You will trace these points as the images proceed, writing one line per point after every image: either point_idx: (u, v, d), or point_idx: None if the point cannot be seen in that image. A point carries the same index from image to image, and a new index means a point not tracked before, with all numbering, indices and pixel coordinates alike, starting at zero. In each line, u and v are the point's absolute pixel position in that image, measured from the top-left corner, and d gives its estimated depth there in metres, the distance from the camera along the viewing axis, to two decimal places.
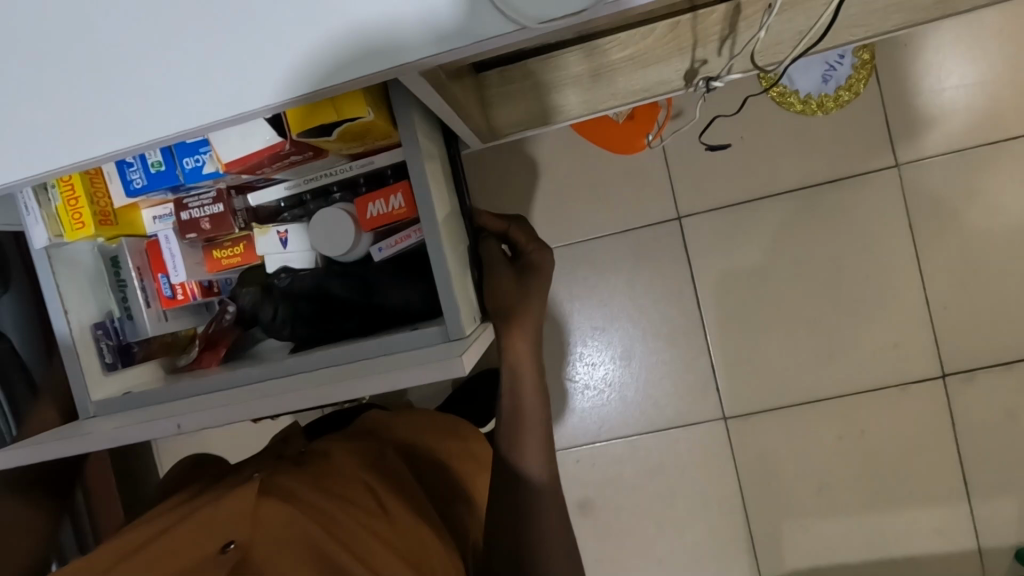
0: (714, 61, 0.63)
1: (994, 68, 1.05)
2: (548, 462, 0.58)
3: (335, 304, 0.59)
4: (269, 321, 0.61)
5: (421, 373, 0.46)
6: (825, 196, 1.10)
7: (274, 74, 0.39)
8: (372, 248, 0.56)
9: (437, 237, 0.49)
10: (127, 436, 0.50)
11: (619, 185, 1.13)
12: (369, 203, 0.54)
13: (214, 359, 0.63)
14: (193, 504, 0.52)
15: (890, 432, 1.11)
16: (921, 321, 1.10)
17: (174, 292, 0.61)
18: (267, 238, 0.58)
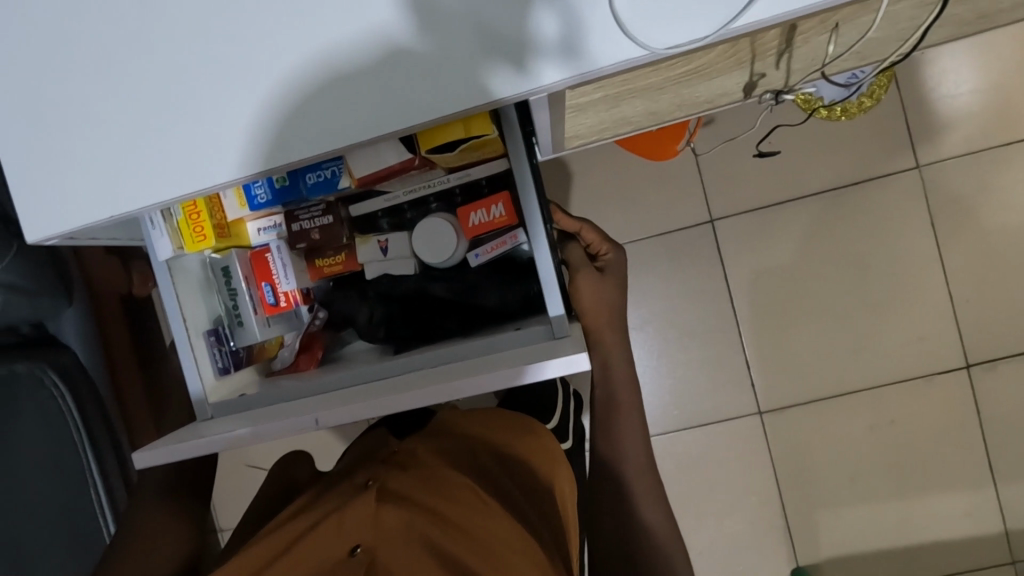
0: (772, 72, 0.69)
1: (1006, 73, 1.11)
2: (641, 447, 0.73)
3: (436, 304, 0.67)
4: (365, 324, 0.69)
5: (542, 365, 0.49)
6: (851, 197, 1.15)
7: (338, 90, 0.44)
8: (470, 254, 0.63)
9: (541, 244, 0.54)
10: (250, 438, 0.53)
11: (654, 191, 1.18)
12: (471, 213, 0.62)
13: (312, 362, 0.67)
14: (317, 510, 0.59)
15: (919, 421, 1.16)
16: (945, 314, 1.15)
17: (277, 299, 0.66)
18: (369, 247, 0.66)
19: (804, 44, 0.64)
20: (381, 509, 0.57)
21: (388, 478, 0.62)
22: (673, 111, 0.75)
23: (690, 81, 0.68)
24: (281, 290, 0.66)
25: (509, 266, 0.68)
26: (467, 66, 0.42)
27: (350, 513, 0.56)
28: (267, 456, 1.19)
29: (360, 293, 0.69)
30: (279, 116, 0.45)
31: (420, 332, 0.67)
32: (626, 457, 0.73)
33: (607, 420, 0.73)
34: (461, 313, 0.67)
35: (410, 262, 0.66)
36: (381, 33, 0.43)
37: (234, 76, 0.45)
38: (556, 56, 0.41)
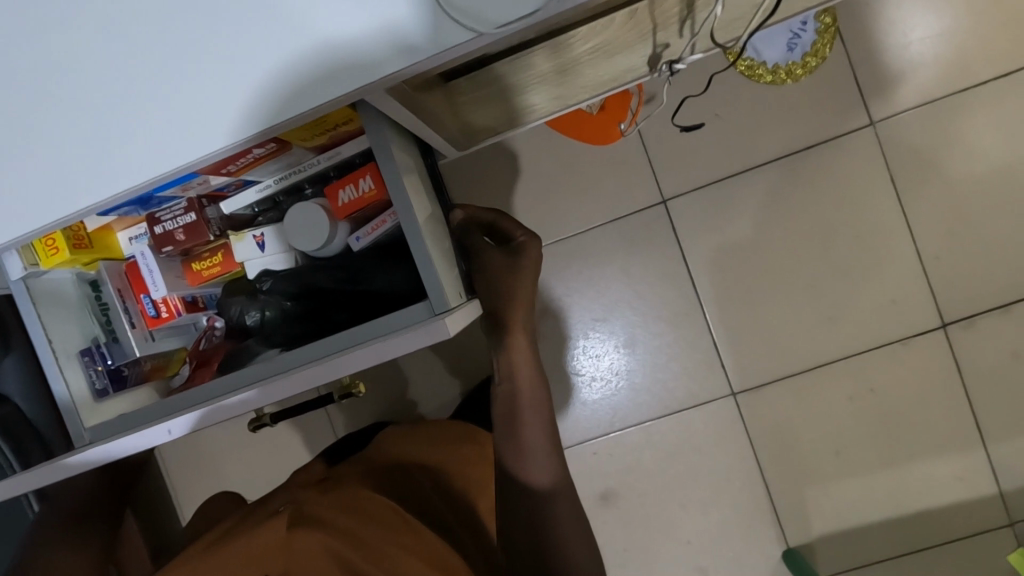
0: (676, 42, 0.64)
1: (953, 17, 1.06)
2: (553, 468, 0.60)
3: (320, 296, 0.58)
4: (259, 326, 0.60)
5: (407, 341, 0.47)
6: (804, 162, 1.11)
7: (314, 67, 0.42)
8: (349, 238, 0.56)
9: (411, 221, 0.49)
10: (123, 445, 0.51)
11: (601, 176, 1.14)
12: (339, 190, 0.54)
13: (208, 373, 0.60)
14: (228, 536, 0.57)
15: (899, 386, 1.12)
16: (915, 273, 1.11)
17: (158, 311, 0.60)
18: (245, 244, 0.58)
19: (703, 9, 0.60)
20: (293, 534, 0.54)
21: (306, 499, 0.59)
22: (583, 93, 0.71)
23: (592, 59, 0.64)
24: (160, 299, 0.60)
25: (401, 248, 0.59)
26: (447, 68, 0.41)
27: (256, 536, 0.54)
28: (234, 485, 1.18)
29: (251, 296, 0.60)
30: (255, 120, 0.43)
31: (299, 336, 0.60)
32: (533, 470, 0.59)
33: (512, 426, 0.59)
34: (353, 303, 0.58)
35: (291, 253, 0.59)
36: (387, 29, 0.41)
37: (219, 81, 0.43)
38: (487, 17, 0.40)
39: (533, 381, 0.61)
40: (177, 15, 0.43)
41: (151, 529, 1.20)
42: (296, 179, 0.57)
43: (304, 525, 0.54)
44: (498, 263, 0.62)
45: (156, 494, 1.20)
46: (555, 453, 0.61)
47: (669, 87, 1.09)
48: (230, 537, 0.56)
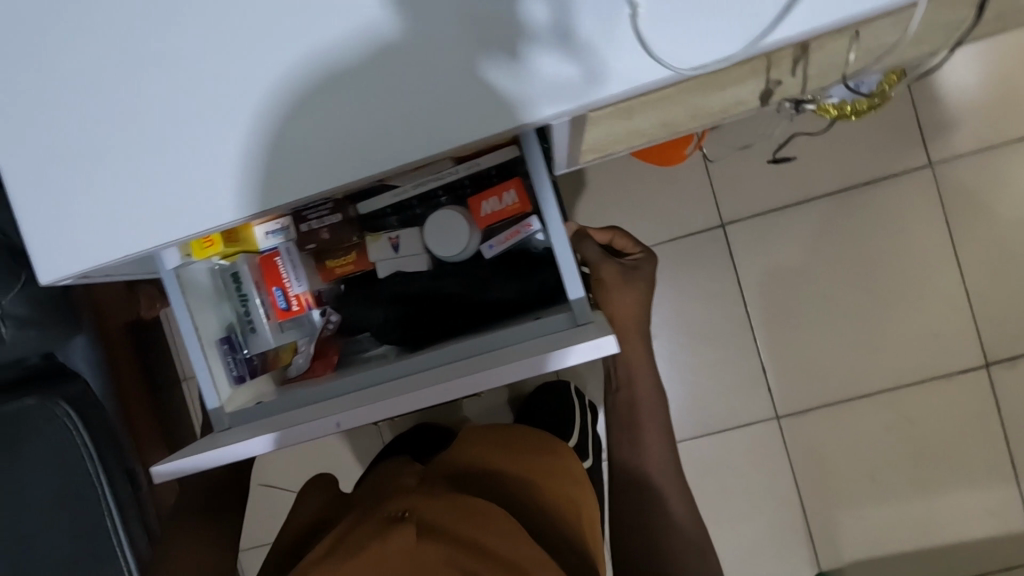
0: (789, 82, 0.66)
1: (1016, 68, 1.10)
2: (665, 459, 0.70)
3: (446, 301, 0.60)
4: (378, 324, 0.62)
5: (569, 353, 0.48)
6: (861, 196, 1.14)
7: (364, 85, 0.43)
8: (484, 246, 0.58)
9: (561, 234, 0.51)
10: (265, 444, 0.52)
11: (662, 197, 1.16)
12: (483, 201, 0.57)
13: (326, 366, 0.63)
14: (347, 540, 0.59)
15: (939, 420, 1.15)
16: (962, 311, 1.14)
17: (288, 304, 0.61)
18: (380, 245, 0.61)
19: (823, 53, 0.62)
20: (420, 541, 0.56)
21: (424, 507, 0.61)
22: (690, 123, 0.70)
23: (704, 90, 0.62)
24: (292, 294, 0.61)
25: (527, 260, 0.61)
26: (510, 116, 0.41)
27: (388, 541, 0.56)
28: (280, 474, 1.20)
29: (365, 295, 0.62)
30: (277, 138, 0.44)
31: (416, 335, 0.61)
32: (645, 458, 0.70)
33: (630, 424, 0.70)
34: (476, 310, 0.60)
35: (423, 257, 0.60)
36: (367, 31, 0.42)
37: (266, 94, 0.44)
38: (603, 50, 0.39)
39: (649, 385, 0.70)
40: (162, 31, 0.44)
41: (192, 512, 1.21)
42: (430, 188, 0.59)
43: (428, 534, 0.57)
44: (609, 275, 0.65)
45: None
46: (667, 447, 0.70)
47: (787, 123, 1.11)
48: (353, 538, 0.58)
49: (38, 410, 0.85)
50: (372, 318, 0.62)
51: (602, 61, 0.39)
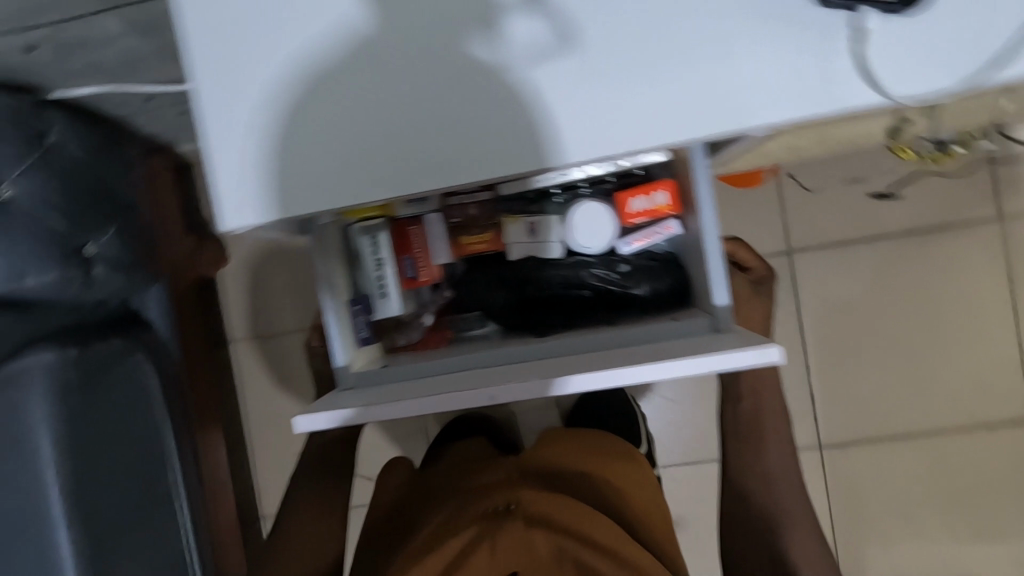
0: (920, 122, 0.67)
1: None
2: (788, 475, 0.75)
3: (572, 291, 0.62)
4: (497, 306, 0.65)
5: (729, 359, 0.47)
6: (927, 240, 1.16)
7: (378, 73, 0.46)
8: (620, 243, 0.58)
9: (715, 240, 0.53)
10: (398, 412, 0.51)
11: (733, 217, 1.18)
12: (632, 199, 0.57)
13: (442, 340, 0.65)
14: (461, 523, 0.63)
15: (977, 468, 1.17)
16: (1013, 364, 1.15)
17: (415, 274, 0.62)
18: (517, 227, 0.62)
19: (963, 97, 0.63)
20: (532, 533, 0.60)
21: (525, 500, 0.64)
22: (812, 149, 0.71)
23: (842, 120, 0.64)
24: (421, 264, 0.61)
25: (660, 263, 0.62)
26: (512, 103, 0.45)
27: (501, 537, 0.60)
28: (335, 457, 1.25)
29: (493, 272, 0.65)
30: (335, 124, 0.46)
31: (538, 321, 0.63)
32: (769, 471, 0.75)
33: (754, 438, 0.77)
34: (600, 303, 0.62)
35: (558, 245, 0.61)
36: (349, 27, 0.46)
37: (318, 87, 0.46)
38: (584, 47, 0.44)
39: (774, 404, 0.78)
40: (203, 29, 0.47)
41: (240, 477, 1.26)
42: (575, 178, 0.61)
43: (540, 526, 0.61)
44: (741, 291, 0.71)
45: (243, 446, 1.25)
46: (791, 463, 0.76)
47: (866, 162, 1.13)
48: (470, 520, 0.62)
49: (116, 363, 0.84)
50: (491, 294, 0.65)
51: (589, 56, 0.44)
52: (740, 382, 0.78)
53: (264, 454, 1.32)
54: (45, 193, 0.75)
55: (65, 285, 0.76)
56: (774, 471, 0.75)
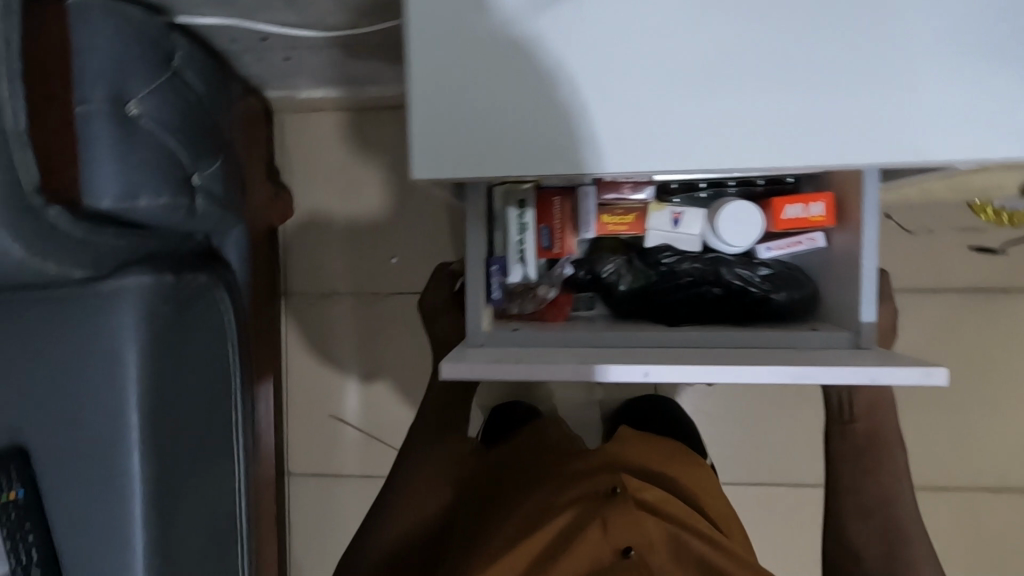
0: None
1: None
2: (904, 493, 0.80)
3: (702, 289, 0.64)
4: (625, 292, 0.67)
5: (890, 375, 0.47)
6: (996, 301, 1.16)
7: (560, 52, 0.51)
8: (763, 247, 0.62)
9: (870, 259, 0.54)
10: (538, 373, 0.50)
11: None
12: (787, 205, 0.59)
13: (562, 314, 0.66)
14: (567, 505, 0.70)
15: (1005, 530, 1.18)
16: None
17: (551, 244, 0.64)
18: (661, 215, 0.63)
19: None
20: (642, 516, 0.66)
21: (632, 485, 0.71)
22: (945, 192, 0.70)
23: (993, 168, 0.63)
24: (557, 235, 0.63)
25: (795, 276, 0.64)
26: (680, 95, 0.50)
27: (613, 513, 0.66)
28: (393, 421, 1.31)
29: (625, 257, 0.67)
30: (535, 100, 0.51)
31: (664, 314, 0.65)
32: (888, 490, 0.80)
33: (873, 458, 0.81)
34: (726, 304, 0.64)
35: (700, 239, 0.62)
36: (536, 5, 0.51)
37: (526, 66, 0.51)
38: (595, 56, 0.51)
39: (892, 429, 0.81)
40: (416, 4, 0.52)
41: (289, 437, 1.33)
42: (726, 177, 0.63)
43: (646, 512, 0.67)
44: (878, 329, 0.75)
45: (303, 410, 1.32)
46: (905, 484, 0.80)
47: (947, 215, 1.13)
48: (575, 504, 0.70)
49: (197, 302, 0.83)
50: (620, 280, 0.67)
51: (568, 63, 0.51)
52: (859, 404, 0.80)
53: (301, 411, 1.33)
54: (165, 116, 0.74)
55: (172, 211, 0.76)
56: (890, 491, 0.80)
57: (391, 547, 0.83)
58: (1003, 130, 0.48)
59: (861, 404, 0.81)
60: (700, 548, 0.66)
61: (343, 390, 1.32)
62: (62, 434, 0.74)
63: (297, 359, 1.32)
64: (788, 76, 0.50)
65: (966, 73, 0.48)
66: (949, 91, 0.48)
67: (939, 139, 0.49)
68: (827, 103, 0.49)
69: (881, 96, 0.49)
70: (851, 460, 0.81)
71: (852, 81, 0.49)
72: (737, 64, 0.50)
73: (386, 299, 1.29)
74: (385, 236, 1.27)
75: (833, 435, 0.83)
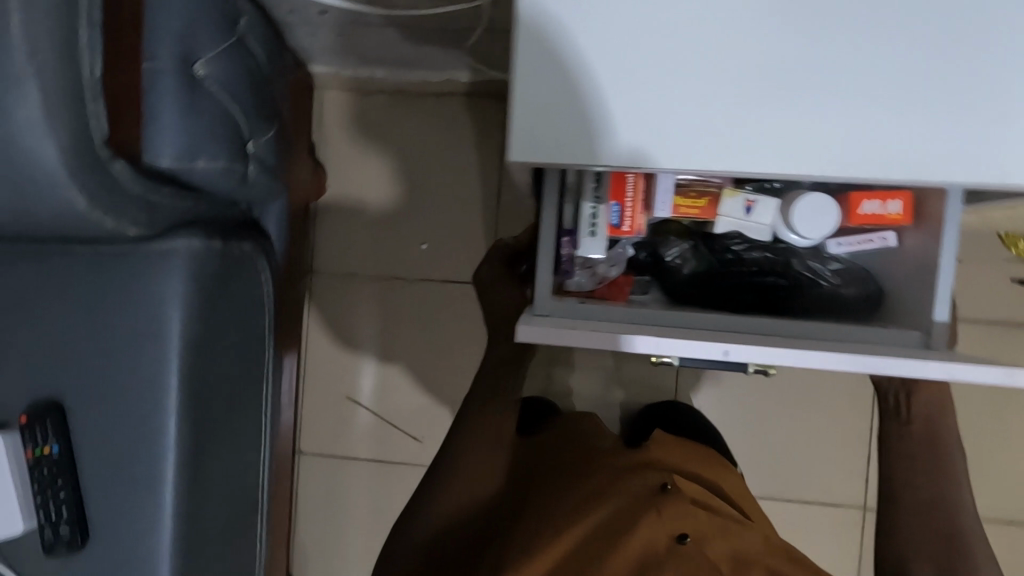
0: None
1: None
2: (966, 493, 0.79)
3: (768, 277, 0.64)
4: (687, 275, 0.66)
5: (972, 372, 0.47)
6: None
7: (646, 40, 0.50)
8: (834, 243, 0.63)
9: (948, 260, 0.55)
10: (618, 344, 0.50)
11: None
12: (865, 201, 0.60)
13: (621, 294, 0.64)
14: (621, 494, 0.79)
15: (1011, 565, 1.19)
16: None
17: (620, 222, 0.60)
18: (734, 202, 0.62)
19: None
20: (693, 509, 0.76)
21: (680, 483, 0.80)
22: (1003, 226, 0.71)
23: None
24: (627, 214, 0.60)
25: (862, 275, 0.65)
26: (760, 96, 0.50)
27: (668, 503, 0.75)
28: (410, 411, 1.31)
29: (691, 242, 0.67)
30: (630, 87, 0.50)
31: (729, 301, 0.64)
32: (952, 488, 0.79)
33: (934, 458, 0.80)
34: (791, 295, 0.64)
35: (772, 231, 0.62)
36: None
37: (628, 51, 0.50)
38: (680, 47, 0.50)
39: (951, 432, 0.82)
40: None
41: (307, 417, 1.33)
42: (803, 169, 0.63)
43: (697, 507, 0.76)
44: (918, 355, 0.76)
45: (321, 392, 1.32)
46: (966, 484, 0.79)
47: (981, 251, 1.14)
48: (631, 494, 0.79)
49: (242, 272, 0.82)
50: (685, 265, 0.66)
51: (575, 43, 0.50)
52: (915, 408, 0.82)
53: (318, 391, 1.32)
54: (228, 80, 0.74)
55: (228, 175, 0.75)
56: (952, 491, 0.78)
57: (437, 531, 0.77)
58: (1001, 155, 0.49)
59: (918, 407, 0.82)
60: (747, 539, 0.75)
61: (362, 375, 1.31)
62: (102, 395, 0.74)
63: (317, 338, 1.31)
64: (819, 80, 0.49)
65: (970, 97, 0.48)
66: (951, 111, 0.48)
67: (936, 155, 0.49)
68: (827, 107, 0.50)
69: (881, 107, 0.49)
70: (908, 459, 0.81)
71: (852, 88, 0.49)
72: (742, 61, 0.50)
73: (412, 285, 1.28)
74: (416, 226, 1.27)
75: (886, 433, 0.83)
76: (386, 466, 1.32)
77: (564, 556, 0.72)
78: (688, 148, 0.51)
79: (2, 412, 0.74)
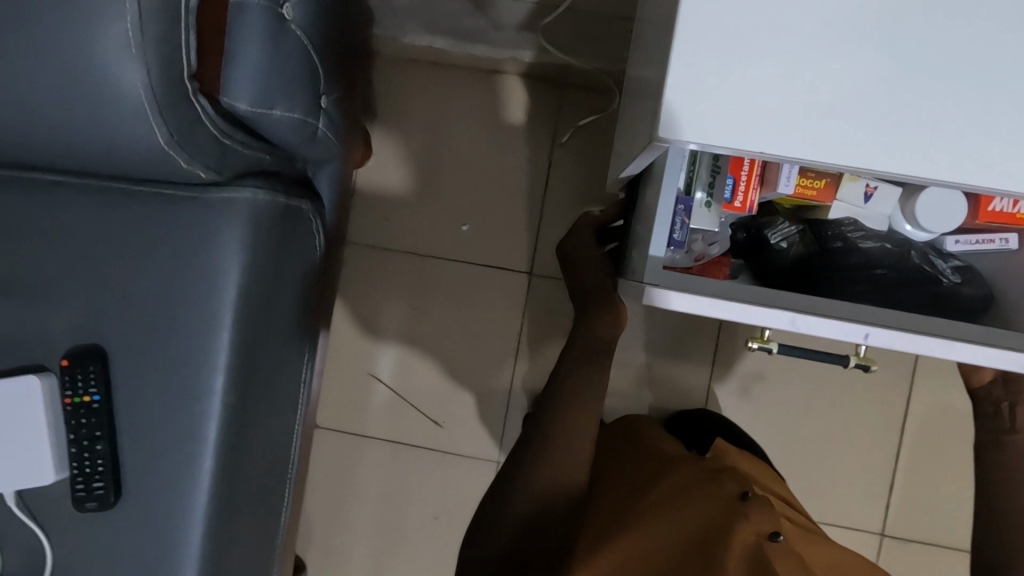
0: None
1: None
2: None
3: (876, 269, 0.66)
4: (789, 258, 0.68)
5: None
6: None
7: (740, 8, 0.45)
8: (954, 239, 0.66)
9: None
10: (752, 313, 0.53)
11: None
12: (996, 199, 0.62)
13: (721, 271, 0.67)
14: (701, 491, 0.80)
15: None
16: None
17: (733, 197, 0.63)
18: (855, 188, 0.64)
19: None
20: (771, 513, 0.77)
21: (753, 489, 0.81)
22: None
23: None
24: (741, 190, 0.62)
25: (975, 274, 0.67)
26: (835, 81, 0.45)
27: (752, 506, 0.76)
28: (430, 401, 1.27)
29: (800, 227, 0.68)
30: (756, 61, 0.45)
31: (831, 286, 0.66)
32: None
33: None
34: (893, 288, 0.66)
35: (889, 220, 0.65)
36: None
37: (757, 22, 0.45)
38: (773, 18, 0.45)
39: None
40: None
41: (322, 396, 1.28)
42: None
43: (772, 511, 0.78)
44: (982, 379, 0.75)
45: (339, 372, 1.28)
46: None
47: None
48: (711, 493, 0.80)
49: (302, 235, 0.76)
50: (791, 249, 0.68)
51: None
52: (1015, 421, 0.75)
53: (335, 371, 1.28)
54: (313, 29, 0.71)
55: (300, 129, 0.73)
56: None
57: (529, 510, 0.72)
58: None
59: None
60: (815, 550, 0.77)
61: (382, 361, 1.27)
62: (151, 343, 0.70)
63: (340, 317, 1.27)
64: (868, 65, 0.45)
65: None
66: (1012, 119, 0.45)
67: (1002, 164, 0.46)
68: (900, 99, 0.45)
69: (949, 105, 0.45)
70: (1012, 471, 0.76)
71: (923, 83, 0.45)
72: (807, 46, 0.45)
73: (445, 272, 1.25)
74: (454, 215, 1.24)
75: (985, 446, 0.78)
76: (399, 455, 1.28)
77: (662, 544, 0.72)
78: (741, 135, 0.46)
79: (44, 353, 0.70)
